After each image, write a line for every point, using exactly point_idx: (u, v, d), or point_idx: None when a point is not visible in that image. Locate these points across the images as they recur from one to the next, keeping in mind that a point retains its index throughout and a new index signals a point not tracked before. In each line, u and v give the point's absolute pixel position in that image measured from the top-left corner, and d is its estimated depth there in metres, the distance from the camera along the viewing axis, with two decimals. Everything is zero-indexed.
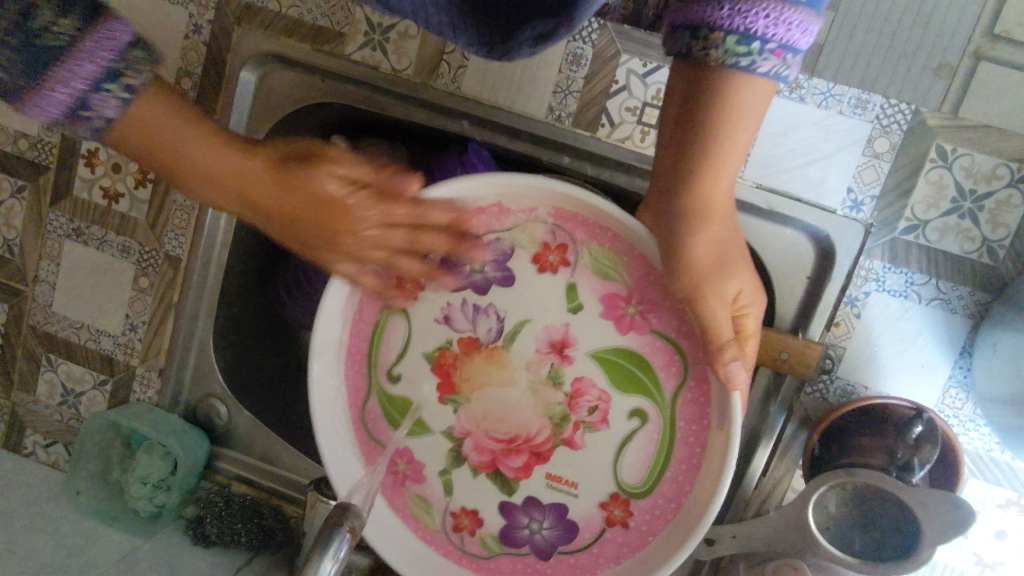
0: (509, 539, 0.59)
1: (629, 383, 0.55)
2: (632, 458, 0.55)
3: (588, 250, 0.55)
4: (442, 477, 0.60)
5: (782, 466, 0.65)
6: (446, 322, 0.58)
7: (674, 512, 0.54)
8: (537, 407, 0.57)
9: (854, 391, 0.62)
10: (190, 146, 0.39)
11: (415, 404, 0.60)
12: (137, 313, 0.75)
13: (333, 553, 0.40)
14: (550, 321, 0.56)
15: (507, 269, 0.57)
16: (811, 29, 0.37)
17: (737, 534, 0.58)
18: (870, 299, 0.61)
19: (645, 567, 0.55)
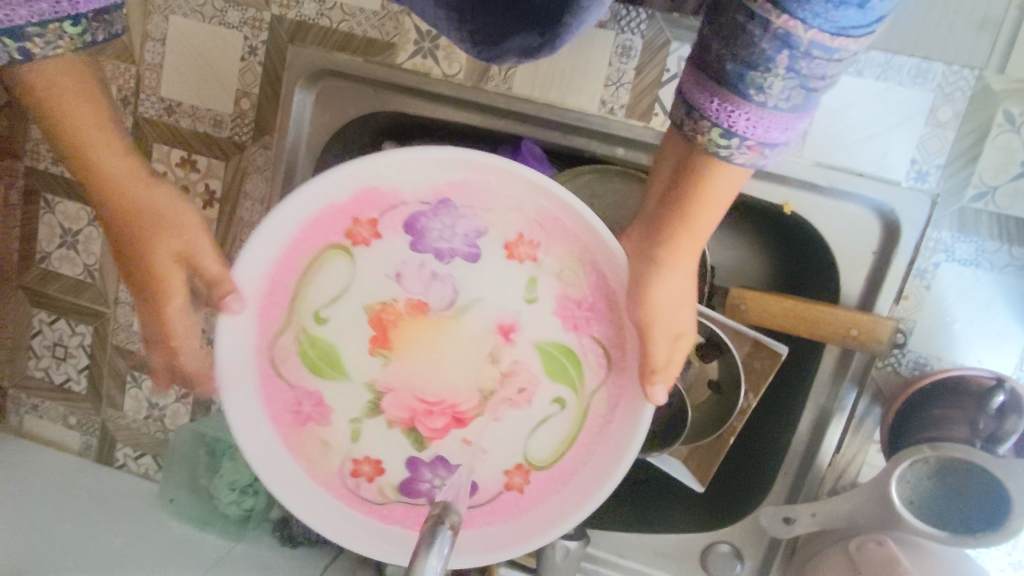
0: (407, 489, 0.54)
1: (562, 373, 0.53)
2: (544, 436, 0.54)
3: (556, 247, 0.51)
4: (352, 423, 0.54)
5: (856, 441, 0.64)
6: (395, 280, 0.52)
7: (567, 485, 0.53)
8: (469, 382, 0.54)
9: (928, 363, 0.61)
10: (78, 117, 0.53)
11: (335, 351, 0.54)
12: (214, 327, 0.79)
13: (437, 550, 0.41)
14: (499, 305, 0.52)
15: (471, 243, 0.52)
16: (794, 127, 0.36)
17: (816, 512, 0.58)
18: (940, 270, 0.60)
19: (534, 532, 0.53)
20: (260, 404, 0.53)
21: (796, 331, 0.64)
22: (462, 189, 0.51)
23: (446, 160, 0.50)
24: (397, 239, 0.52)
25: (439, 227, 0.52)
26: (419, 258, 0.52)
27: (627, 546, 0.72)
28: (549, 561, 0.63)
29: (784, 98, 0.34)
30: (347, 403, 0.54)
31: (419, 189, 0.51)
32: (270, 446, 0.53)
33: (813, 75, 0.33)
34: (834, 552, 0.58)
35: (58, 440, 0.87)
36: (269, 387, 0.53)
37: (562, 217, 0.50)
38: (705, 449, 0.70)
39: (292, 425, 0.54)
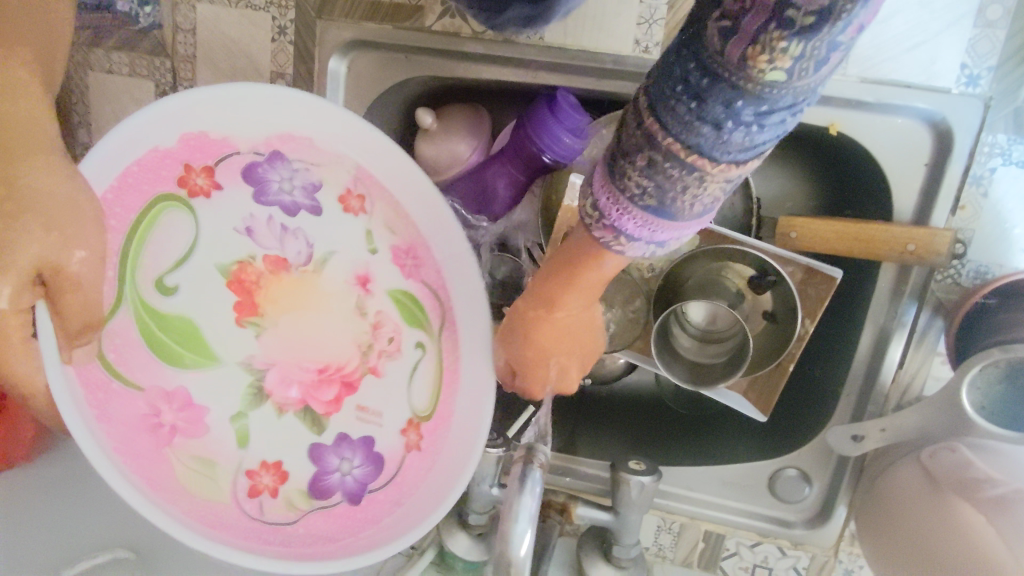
0: (317, 489, 0.60)
1: (416, 316, 0.63)
2: (421, 380, 0.63)
3: (381, 201, 0.61)
4: (235, 423, 0.60)
5: (919, 356, 0.64)
6: (248, 236, 0.60)
7: (447, 430, 0.62)
8: (347, 337, 0.63)
9: (989, 271, 0.61)
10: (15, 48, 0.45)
11: (199, 330, 0.59)
12: None
13: (530, 489, 0.46)
14: (352, 256, 0.62)
15: (310, 203, 0.60)
16: (651, 230, 0.38)
17: (886, 427, 0.60)
18: (997, 175, 0.59)
19: (444, 486, 0.60)
20: (104, 428, 0.53)
21: (850, 252, 0.64)
22: (292, 144, 0.58)
23: (262, 117, 0.56)
24: (239, 194, 0.59)
25: (278, 183, 0.59)
26: (267, 215, 0.60)
27: (694, 480, 0.75)
28: (623, 499, 0.66)
29: (641, 198, 0.36)
30: (223, 385, 0.60)
31: (250, 143, 0.57)
32: (132, 478, 0.52)
33: (670, 186, 0.34)
34: (903, 465, 0.60)
35: None
36: (113, 402, 0.54)
37: (376, 170, 0.60)
38: (763, 379, 0.70)
39: (157, 443, 0.56)
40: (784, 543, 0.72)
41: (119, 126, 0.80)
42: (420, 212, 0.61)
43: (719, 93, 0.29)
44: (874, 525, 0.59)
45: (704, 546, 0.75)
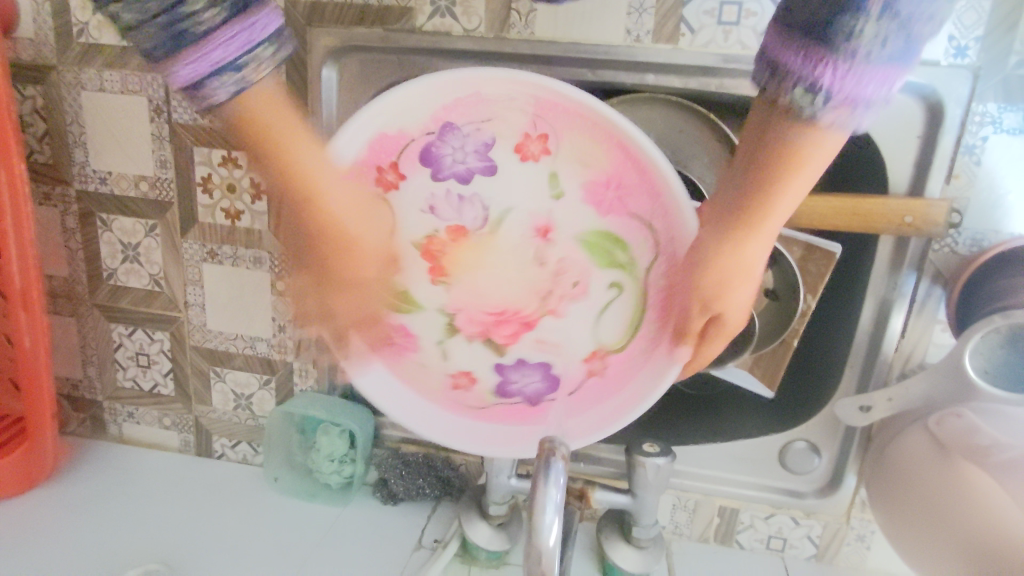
0: (502, 393, 0.68)
1: (609, 258, 0.66)
2: (612, 317, 0.66)
3: (567, 137, 0.62)
4: (442, 344, 0.69)
5: (921, 324, 0.66)
6: (431, 213, 0.66)
7: (646, 362, 0.64)
8: (524, 283, 0.68)
9: (985, 238, 0.63)
10: (279, 126, 0.50)
11: (406, 288, 0.68)
12: (283, 314, 0.82)
13: (554, 480, 0.48)
14: (534, 207, 0.66)
15: (484, 163, 0.65)
16: (892, 82, 0.35)
17: (892, 397, 0.62)
18: (988, 143, 0.61)
19: (619, 407, 0.63)
20: (365, 343, 0.65)
21: (849, 228, 0.64)
22: (461, 110, 0.62)
23: (442, 92, 0.61)
24: (420, 176, 0.65)
25: (451, 154, 0.65)
26: (444, 188, 0.66)
27: (706, 458, 0.76)
28: (640, 481, 0.67)
29: (878, 45, 0.34)
30: (428, 326, 0.68)
31: (422, 125, 0.63)
32: (378, 376, 0.66)
33: (915, 19, 0.33)
34: (910, 433, 0.61)
35: (153, 442, 0.92)
36: (371, 328, 0.65)
37: (562, 106, 0.60)
38: (769, 358, 0.70)
39: (394, 355, 0.67)
40: (797, 512, 0.75)
41: (113, 145, 0.80)
42: (612, 145, 0.60)
43: None
44: (888, 496, 0.60)
45: (719, 522, 0.78)
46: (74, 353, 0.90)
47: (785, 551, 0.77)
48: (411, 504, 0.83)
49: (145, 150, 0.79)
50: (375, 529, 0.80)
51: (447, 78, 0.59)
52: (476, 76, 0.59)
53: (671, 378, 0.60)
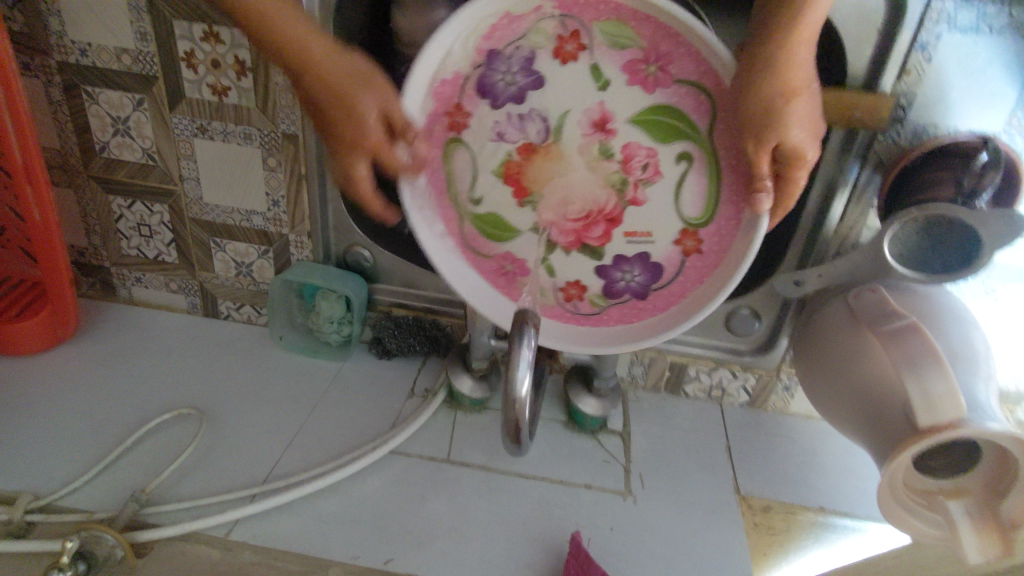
0: (611, 293, 0.72)
1: (670, 132, 0.66)
2: (690, 193, 0.67)
3: (597, 27, 0.63)
4: (545, 263, 0.72)
5: (858, 210, 0.73)
6: (501, 139, 0.68)
7: (738, 227, 0.65)
8: (600, 181, 0.69)
9: (925, 131, 0.68)
10: (291, 32, 0.57)
11: (501, 215, 0.71)
12: (275, 189, 0.87)
13: (527, 342, 0.58)
14: (586, 101, 0.66)
15: (528, 80, 0.66)
16: None
17: (823, 273, 0.71)
18: (942, 41, 0.64)
19: (723, 277, 0.66)
20: (478, 278, 0.72)
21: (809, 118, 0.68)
22: (498, 36, 0.64)
23: (475, 20, 0.63)
24: (482, 109, 0.67)
25: (503, 77, 0.66)
26: (505, 112, 0.67)
27: None
28: None
29: None
30: (528, 249, 0.72)
31: (470, 61, 0.65)
32: (496, 300, 0.72)
33: None
34: (835, 301, 0.71)
35: (163, 304, 1.00)
36: (478, 267, 0.72)
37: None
38: None
39: (507, 285, 0.73)
40: (735, 367, 0.88)
41: (89, 15, 0.79)
42: (641, 20, 0.62)
43: None
44: (806, 349, 0.72)
45: (670, 375, 0.90)
46: (77, 223, 0.95)
47: (723, 398, 0.91)
48: (403, 359, 0.95)
49: (123, 22, 0.78)
50: (371, 380, 0.91)
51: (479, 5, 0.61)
52: None
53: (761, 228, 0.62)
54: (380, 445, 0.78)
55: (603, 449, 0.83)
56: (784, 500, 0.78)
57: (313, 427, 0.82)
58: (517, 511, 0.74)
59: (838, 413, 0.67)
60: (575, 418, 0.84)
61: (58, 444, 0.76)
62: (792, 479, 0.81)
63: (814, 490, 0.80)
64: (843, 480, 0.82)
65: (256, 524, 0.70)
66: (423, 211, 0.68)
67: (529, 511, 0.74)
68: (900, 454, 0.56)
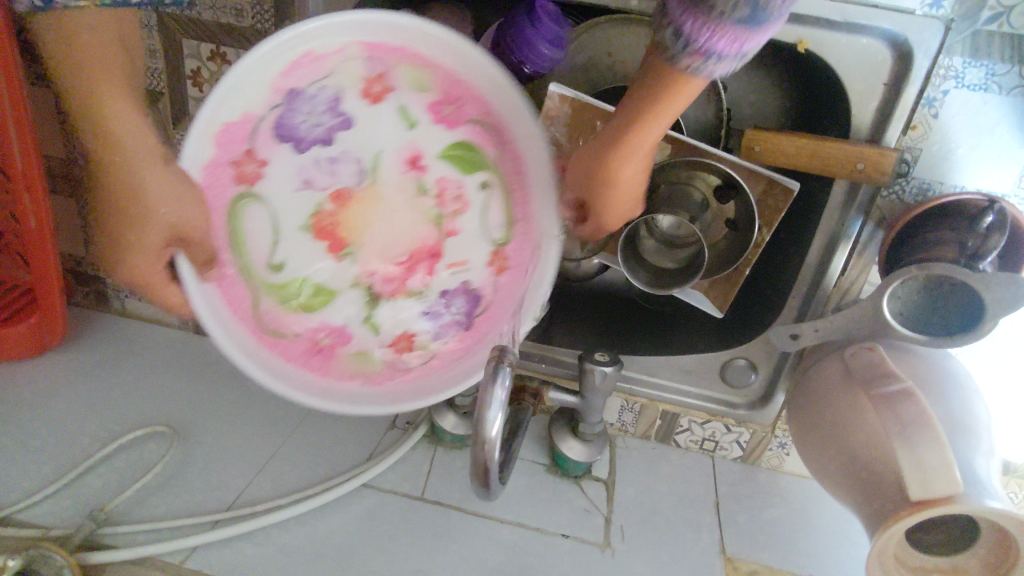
0: (433, 317, 0.69)
1: (471, 163, 0.65)
2: (494, 214, 0.66)
3: (401, 68, 0.62)
4: (366, 321, 0.68)
5: (859, 265, 0.71)
6: (308, 186, 0.64)
7: (532, 241, 0.66)
8: (420, 216, 0.67)
9: (930, 188, 0.66)
10: (97, 89, 0.53)
11: (310, 280, 0.67)
12: None
13: (501, 382, 0.55)
14: (396, 139, 0.65)
15: (334, 122, 0.63)
16: (743, 42, 0.42)
17: (820, 327, 0.68)
18: (949, 97, 0.63)
19: (538, 278, 0.65)
20: (281, 359, 0.66)
21: (810, 169, 0.67)
22: (298, 74, 0.60)
23: (274, 57, 0.59)
24: (282, 153, 0.63)
25: (305, 119, 0.62)
26: (312, 157, 0.64)
27: (656, 368, 0.84)
28: (589, 385, 0.74)
29: (731, 10, 0.40)
30: (349, 301, 0.68)
31: (267, 100, 0.60)
32: (304, 378, 0.66)
33: None
34: (834, 358, 0.68)
35: (154, 318, 0.99)
36: (281, 345, 0.66)
37: (389, 45, 0.61)
38: (724, 281, 0.76)
39: (322, 360, 0.67)
40: (729, 421, 0.84)
41: None
42: (436, 67, 0.62)
43: None
44: (801, 406, 0.69)
45: (661, 423, 0.87)
46: (75, 232, 0.95)
47: (716, 451, 0.88)
48: None
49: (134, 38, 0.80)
50: None
51: (275, 40, 0.57)
52: (306, 31, 0.58)
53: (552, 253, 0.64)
54: (352, 478, 0.75)
55: (585, 497, 0.79)
56: (771, 565, 0.74)
57: (286, 454, 0.80)
58: (487, 558, 0.70)
59: (830, 475, 0.64)
60: (558, 462, 0.81)
61: (28, 454, 0.75)
62: (783, 543, 0.77)
63: (805, 556, 0.76)
64: (836, 548, 0.77)
65: (215, 552, 0.67)
66: (204, 290, 0.61)
67: (500, 558, 0.70)
68: (892, 526, 0.52)
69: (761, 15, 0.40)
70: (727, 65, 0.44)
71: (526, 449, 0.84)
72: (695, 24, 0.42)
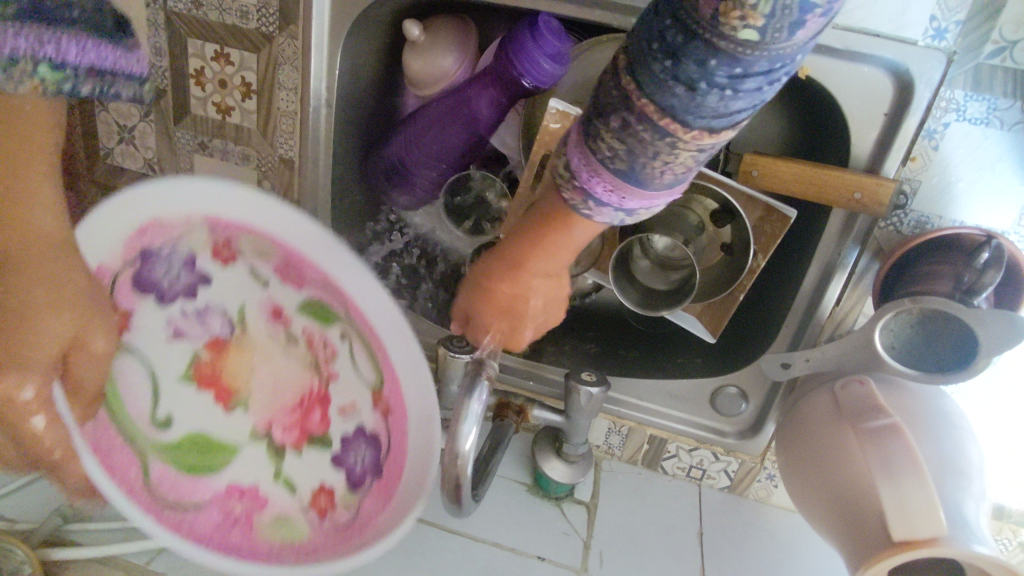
0: (340, 462, 0.67)
1: (321, 314, 0.67)
2: (362, 362, 0.65)
3: (213, 227, 0.62)
4: (279, 479, 0.68)
5: (854, 296, 0.70)
6: (181, 336, 0.67)
7: (398, 377, 0.63)
8: (302, 367, 0.69)
9: (929, 222, 0.65)
10: (17, 180, 0.42)
11: (204, 434, 0.67)
12: None
13: (478, 396, 0.54)
14: (253, 293, 0.67)
15: (195, 281, 0.66)
16: (626, 197, 0.42)
17: (812, 358, 0.66)
18: (949, 130, 0.62)
19: (420, 485, 0.60)
20: (182, 530, 0.60)
21: (807, 195, 0.66)
22: (151, 233, 0.60)
23: (122, 217, 0.58)
24: (145, 305, 0.64)
25: (165, 276, 0.64)
26: (176, 308, 0.66)
27: (644, 391, 0.82)
28: (574, 404, 0.73)
29: (613, 162, 0.40)
30: (255, 461, 0.68)
31: (119, 256, 0.59)
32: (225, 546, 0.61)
33: (643, 152, 0.38)
34: (824, 389, 0.66)
35: None
36: (184, 525, 0.61)
37: (227, 215, 0.61)
38: (717, 306, 0.74)
39: (231, 523, 0.64)
40: (718, 449, 0.82)
41: None
42: (256, 233, 0.62)
43: (693, 54, 0.33)
44: (787, 438, 0.67)
45: (648, 448, 0.85)
46: None
47: (703, 480, 0.85)
48: None
49: (141, 36, 0.81)
50: None
51: (129, 195, 0.57)
52: (134, 195, 0.58)
53: (423, 367, 0.61)
54: None
55: (565, 521, 0.77)
56: None
57: None
58: None
59: (813, 510, 0.62)
60: (540, 482, 0.80)
61: None
62: None
63: None
64: None
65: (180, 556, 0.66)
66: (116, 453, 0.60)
67: None
68: (873, 567, 0.51)
69: (643, 174, 0.40)
70: (609, 213, 0.43)
71: (509, 467, 0.83)
72: (581, 161, 0.41)
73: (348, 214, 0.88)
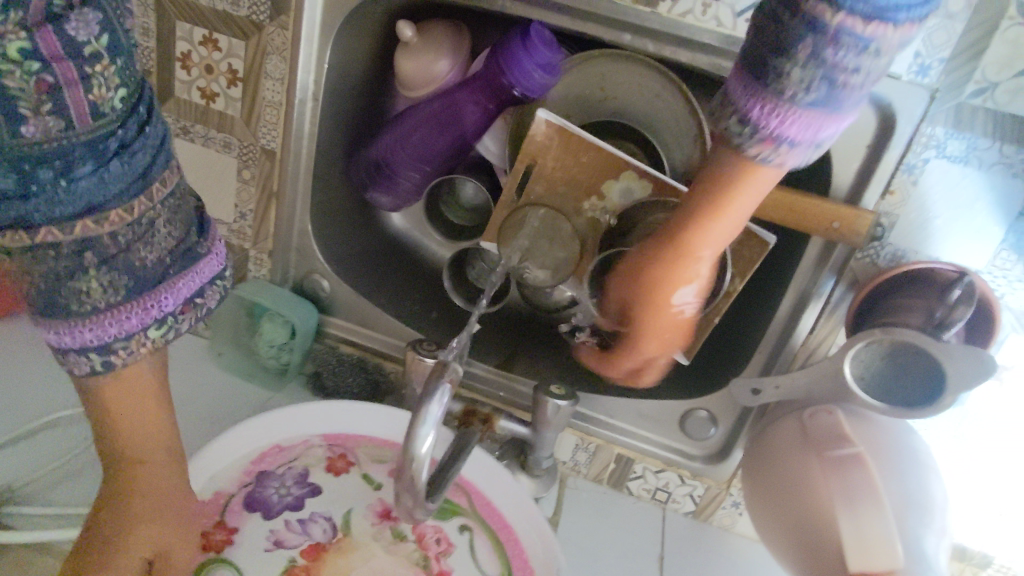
0: None
1: (447, 511, 0.74)
2: (485, 555, 0.71)
3: (359, 449, 0.79)
4: None
5: (828, 325, 0.69)
6: (278, 544, 0.70)
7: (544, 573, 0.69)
8: (402, 556, 0.71)
9: (905, 255, 0.65)
10: (145, 429, 0.51)
11: None
12: (245, 202, 0.86)
13: (438, 399, 0.53)
14: (365, 503, 0.75)
15: (304, 495, 0.75)
16: (822, 127, 0.38)
17: (782, 385, 0.66)
18: (929, 166, 0.62)
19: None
20: None
21: (786, 222, 0.66)
22: (269, 458, 0.76)
23: (248, 451, 0.76)
24: (252, 522, 0.72)
25: (276, 490, 0.74)
26: (282, 522, 0.72)
27: (614, 408, 0.81)
28: (542, 417, 0.72)
29: (803, 89, 0.36)
30: None
31: (236, 480, 0.74)
32: None
33: (843, 66, 0.35)
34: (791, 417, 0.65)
35: None
36: None
37: (343, 429, 0.80)
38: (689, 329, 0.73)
39: None
40: (684, 473, 0.80)
41: None
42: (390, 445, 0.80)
43: None
44: (752, 464, 0.67)
45: (614, 468, 0.84)
46: None
47: (668, 503, 0.84)
48: None
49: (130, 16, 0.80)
50: None
51: (254, 423, 0.76)
52: (273, 421, 0.78)
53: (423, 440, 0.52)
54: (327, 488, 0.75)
55: None
56: None
57: None
58: None
59: (774, 537, 0.62)
60: None
61: None
62: None
63: None
64: None
65: None
66: None
67: None
68: None
69: (839, 98, 0.37)
70: (801, 154, 0.40)
71: None
72: (762, 108, 0.38)
73: (328, 211, 0.87)
